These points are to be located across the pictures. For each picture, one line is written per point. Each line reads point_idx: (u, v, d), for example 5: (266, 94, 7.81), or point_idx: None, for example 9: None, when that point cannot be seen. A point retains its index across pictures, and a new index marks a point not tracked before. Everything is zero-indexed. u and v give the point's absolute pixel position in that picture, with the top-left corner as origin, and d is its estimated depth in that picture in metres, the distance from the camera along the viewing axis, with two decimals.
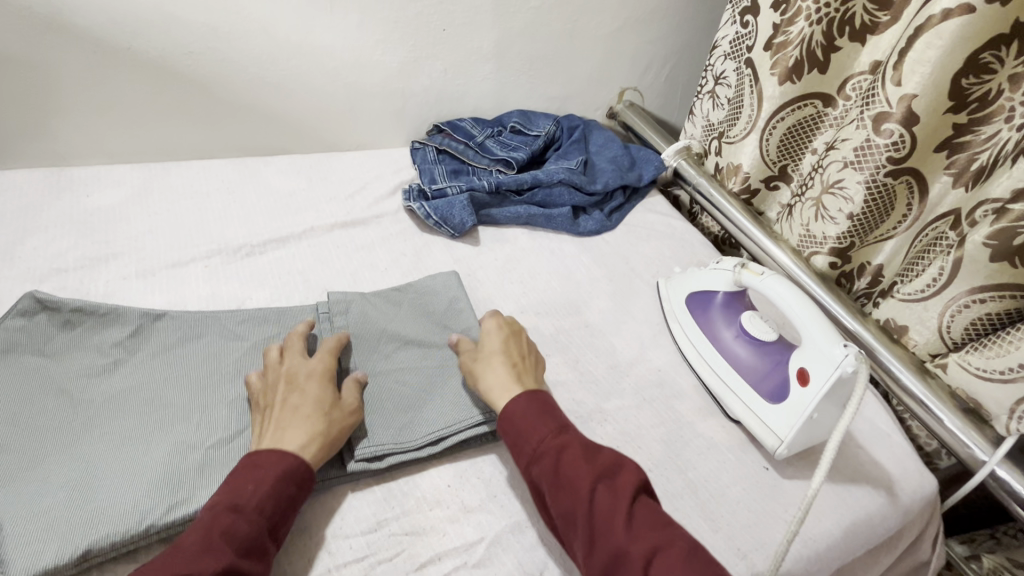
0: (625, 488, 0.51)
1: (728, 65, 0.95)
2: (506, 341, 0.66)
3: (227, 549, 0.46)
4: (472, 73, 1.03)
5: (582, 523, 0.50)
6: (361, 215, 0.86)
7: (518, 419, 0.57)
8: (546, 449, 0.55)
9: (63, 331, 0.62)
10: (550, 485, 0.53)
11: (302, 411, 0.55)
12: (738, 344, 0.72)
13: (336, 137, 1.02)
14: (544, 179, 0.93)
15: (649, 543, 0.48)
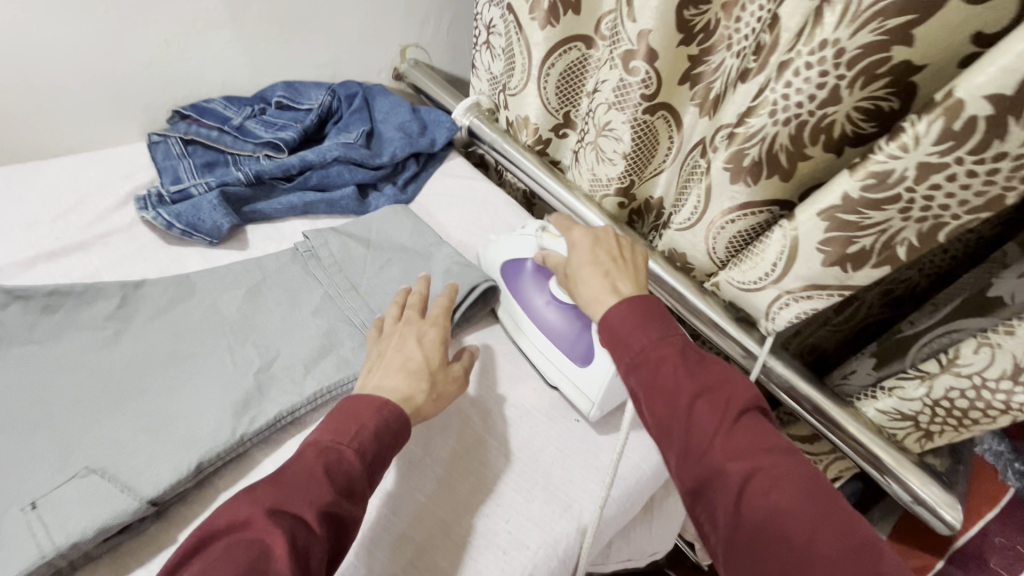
0: (734, 406, 0.48)
1: (494, 12, 0.91)
2: (596, 250, 0.63)
3: (331, 485, 0.46)
4: (206, 44, 0.86)
5: (677, 433, 0.49)
6: (76, 239, 0.69)
7: (618, 326, 0.55)
8: (643, 360, 0.52)
9: (46, 316, 0.58)
10: (646, 396, 0.51)
11: (410, 364, 0.58)
12: (548, 310, 0.70)
13: (39, 140, 0.81)
14: (315, 160, 0.82)
15: (751, 464, 0.45)
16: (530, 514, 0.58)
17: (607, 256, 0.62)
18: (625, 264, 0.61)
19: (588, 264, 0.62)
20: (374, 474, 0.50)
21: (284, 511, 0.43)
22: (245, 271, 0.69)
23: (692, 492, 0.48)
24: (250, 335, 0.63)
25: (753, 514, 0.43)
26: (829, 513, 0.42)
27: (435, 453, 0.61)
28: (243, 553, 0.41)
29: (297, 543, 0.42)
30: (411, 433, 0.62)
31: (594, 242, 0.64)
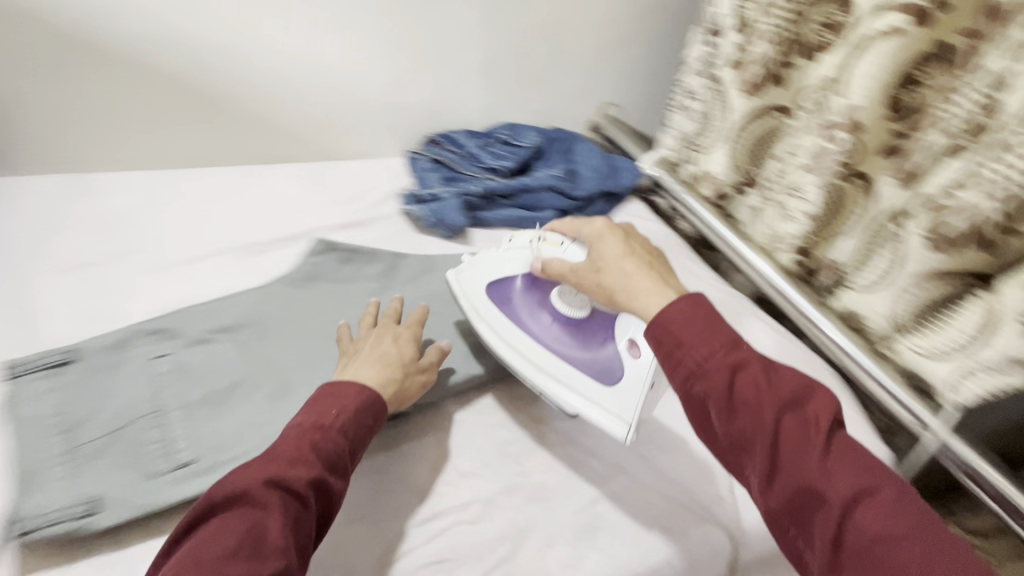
0: (823, 420, 0.45)
1: (698, 81, 1.04)
2: (630, 243, 0.60)
3: (316, 463, 0.49)
4: (463, 89, 1.10)
5: (761, 448, 0.45)
6: (362, 217, 0.93)
7: (678, 329, 0.50)
8: (718, 366, 0.48)
9: (345, 264, 0.80)
10: (719, 408, 0.47)
11: (385, 358, 0.61)
12: (553, 330, 0.69)
13: (337, 147, 1.05)
14: (532, 185, 1.02)
15: (850, 481, 0.42)
16: (693, 504, 0.65)
17: (637, 251, 0.60)
18: (661, 263, 0.59)
19: (626, 255, 0.59)
20: (355, 452, 0.53)
21: (281, 483, 0.46)
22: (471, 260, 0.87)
23: (782, 512, 0.44)
24: None
25: (859, 535, 0.40)
26: (938, 534, 0.40)
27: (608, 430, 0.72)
28: (247, 520, 0.44)
29: (290, 513, 0.46)
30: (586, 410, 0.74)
31: (626, 235, 0.62)
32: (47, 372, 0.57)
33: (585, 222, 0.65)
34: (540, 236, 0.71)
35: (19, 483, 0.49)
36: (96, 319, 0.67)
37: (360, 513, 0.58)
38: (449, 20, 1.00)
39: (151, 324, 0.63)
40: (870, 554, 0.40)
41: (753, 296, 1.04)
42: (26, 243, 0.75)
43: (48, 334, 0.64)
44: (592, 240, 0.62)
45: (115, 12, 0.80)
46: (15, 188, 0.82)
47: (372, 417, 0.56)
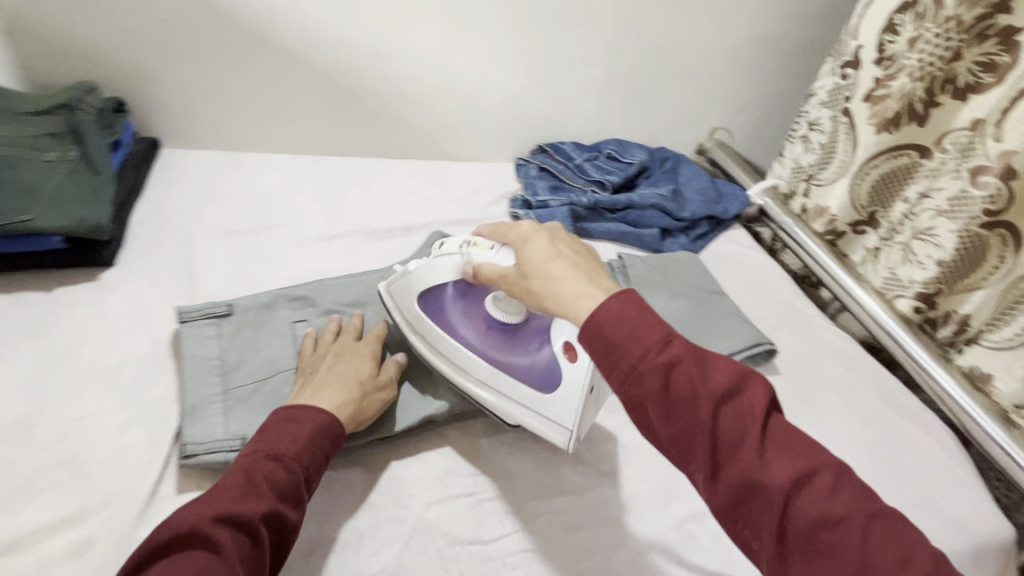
0: (758, 408, 0.41)
1: (824, 112, 1.00)
2: (555, 244, 0.53)
3: (270, 493, 0.45)
4: (579, 103, 1.13)
5: (700, 445, 0.41)
6: (473, 216, 0.98)
7: (612, 331, 0.44)
8: (649, 366, 0.43)
9: None
10: (657, 407, 0.42)
11: (343, 377, 0.57)
12: (490, 341, 0.62)
13: (455, 149, 1.11)
14: (638, 202, 1.03)
15: (792, 468, 0.38)
16: None
17: (567, 252, 0.52)
18: (591, 261, 0.52)
19: (554, 257, 0.52)
20: (310, 482, 0.49)
21: (233, 519, 0.42)
22: None
23: (727, 510, 0.40)
24: None
25: (804, 522, 0.37)
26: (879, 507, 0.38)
27: None
28: (199, 560, 0.39)
29: (241, 552, 0.41)
30: None
31: (558, 237, 0.54)
32: (209, 322, 0.64)
33: (511, 225, 0.57)
34: (465, 242, 0.61)
35: (184, 414, 0.56)
36: (246, 281, 0.75)
37: (457, 491, 0.57)
38: (577, 35, 1.03)
39: (292, 292, 0.70)
40: (818, 541, 0.37)
41: (861, 338, 1.00)
42: (189, 208, 0.84)
43: (205, 290, 0.72)
44: (523, 242, 0.55)
45: (287, 21, 0.87)
46: (183, 160, 0.93)
47: (335, 437, 0.53)
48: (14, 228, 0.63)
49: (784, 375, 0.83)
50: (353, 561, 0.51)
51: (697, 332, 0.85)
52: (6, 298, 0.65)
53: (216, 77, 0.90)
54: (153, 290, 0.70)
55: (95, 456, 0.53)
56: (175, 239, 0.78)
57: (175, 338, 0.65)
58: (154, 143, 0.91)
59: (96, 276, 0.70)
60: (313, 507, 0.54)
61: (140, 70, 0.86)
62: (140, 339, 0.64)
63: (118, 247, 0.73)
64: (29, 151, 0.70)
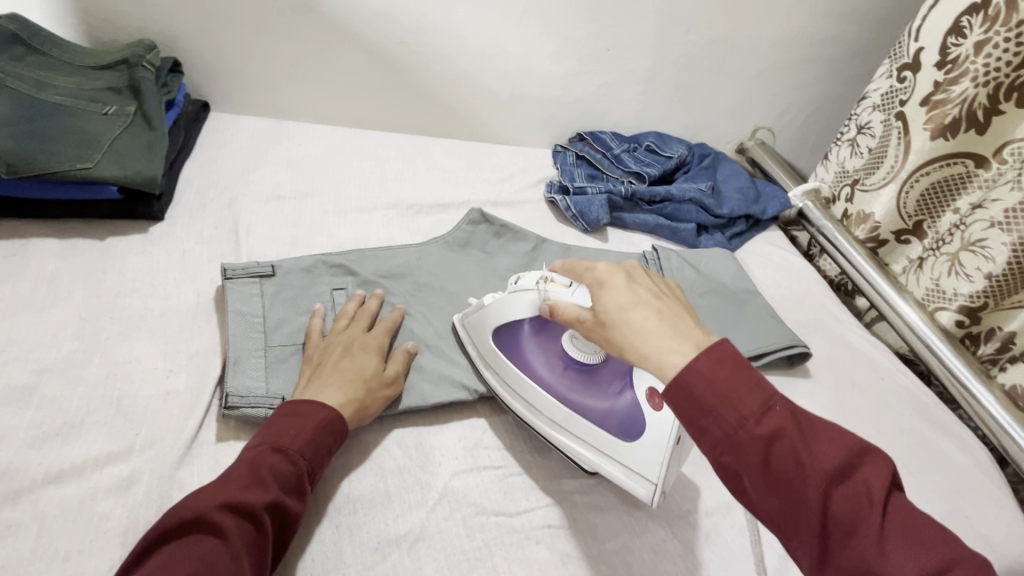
0: (874, 489, 0.38)
1: (875, 115, 0.98)
2: (633, 288, 0.49)
3: (272, 486, 0.44)
4: (622, 93, 1.11)
5: (806, 523, 0.39)
6: (509, 198, 0.98)
7: (707, 398, 0.41)
8: (750, 440, 0.40)
9: (494, 238, 0.85)
10: (758, 483, 0.40)
11: (349, 374, 0.56)
12: (566, 383, 0.60)
13: (494, 132, 1.11)
14: (676, 195, 1.01)
15: (914, 560, 0.36)
16: None
17: (647, 297, 0.48)
18: (676, 308, 0.48)
19: (633, 304, 0.48)
20: (314, 474, 0.49)
21: (240, 508, 0.41)
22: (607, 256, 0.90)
23: None
24: None
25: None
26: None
27: None
28: (206, 547, 0.38)
29: (246, 539, 0.40)
30: None
31: (637, 278, 0.50)
32: (252, 280, 0.66)
33: (586, 266, 0.53)
34: (541, 279, 0.59)
35: (226, 366, 0.58)
36: (287, 245, 0.76)
37: (484, 464, 0.58)
38: (627, 23, 1.01)
39: (331, 258, 0.71)
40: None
41: (898, 350, 0.98)
42: (235, 170, 0.85)
43: (249, 250, 0.73)
44: (599, 284, 0.50)
45: None
46: (231, 124, 0.95)
47: (335, 434, 0.51)
48: (74, 175, 0.65)
49: (816, 379, 0.82)
50: (381, 522, 0.51)
51: (727, 329, 0.83)
52: (61, 243, 0.67)
53: (268, 44, 0.91)
54: (199, 247, 0.72)
55: (141, 399, 0.55)
56: (222, 199, 0.80)
57: (219, 294, 0.66)
58: (203, 105, 0.93)
59: (145, 229, 0.72)
60: (345, 466, 0.55)
61: (195, 32, 0.88)
62: (186, 293, 0.66)
63: (167, 203, 0.75)
64: (91, 104, 0.72)
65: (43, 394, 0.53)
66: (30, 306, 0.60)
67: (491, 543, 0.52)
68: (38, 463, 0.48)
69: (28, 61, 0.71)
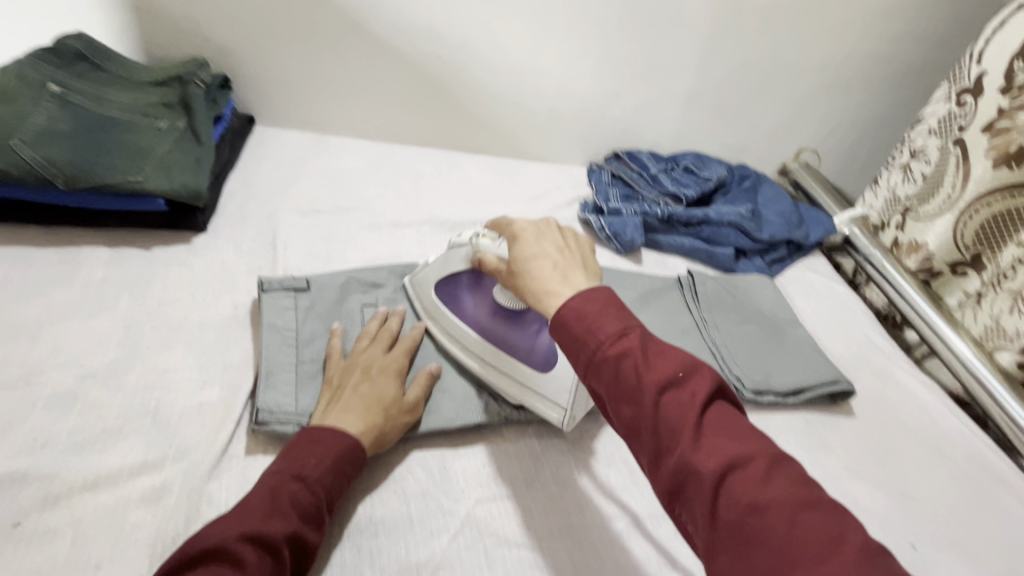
0: (699, 396, 0.40)
1: (932, 141, 0.94)
2: (540, 241, 0.54)
3: (291, 516, 0.44)
4: (661, 113, 1.10)
5: (643, 430, 0.41)
6: (542, 217, 0.97)
7: (573, 325, 0.45)
8: (603, 359, 0.43)
9: None
10: (612, 398, 0.43)
11: (367, 399, 0.55)
12: (497, 326, 0.65)
13: (530, 149, 1.11)
14: (714, 218, 0.98)
15: (724, 455, 0.38)
16: None
17: (552, 249, 0.53)
18: (577, 256, 0.52)
19: (538, 256, 0.52)
20: (333, 503, 0.49)
21: (259, 539, 0.41)
22: (640, 280, 0.88)
23: (666, 494, 0.40)
24: None
25: (732, 508, 0.36)
26: (816, 499, 0.35)
27: None
28: None
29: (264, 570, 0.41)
30: None
31: (550, 234, 0.55)
32: (287, 294, 0.67)
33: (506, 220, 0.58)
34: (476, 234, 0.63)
35: (258, 380, 0.58)
36: (322, 259, 0.77)
37: (508, 493, 0.57)
38: (669, 42, 1.00)
39: (364, 275, 0.72)
40: (743, 528, 0.35)
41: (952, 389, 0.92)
42: (275, 184, 0.87)
43: (285, 263, 0.75)
44: (515, 238, 0.55)
45: (383, 14, 0.90)
46: (274, 137, 0.97)
47: (355, 462, 0.51)
48: (125, 187, 0.68)
49: (860, 418, 0.78)
50: (402, 548, 0.51)
51: (765, 361, 0.80)
52: (111, 251, 0.70)
53: (313, 62, 0.94)
54: (238, 258, 0.74)
55: (176, 409, 0.56)
56: (262, 212, 0.82)
57: (255, 306, 0.68)
58: (249, 119, 0.96)
59: (188, 240, 0.74)
60: (368, 488, 0.54)
61: (245, 49, 0.91)
62: (223, 304, 0.67)
63: (210, 215, 0.77)
64: (144, 118, 0.75)
65: (85, 399, 0.55)
66: (79, 312, 0.62)
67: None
68: (76, 469, 0.49)
69: (90, 77, 0.75)
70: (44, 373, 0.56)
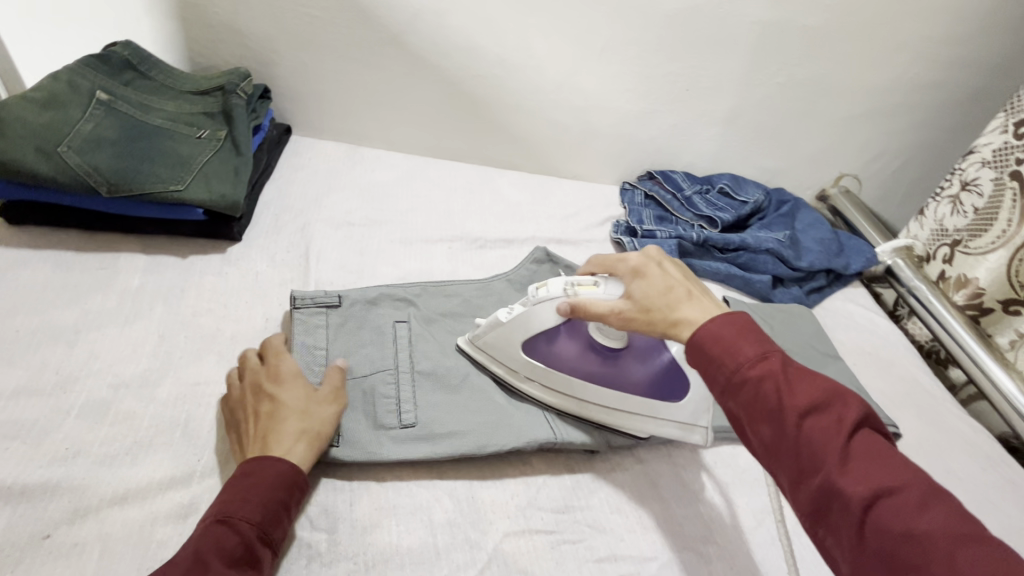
0: (845, 423, 0.40)
1: (984, 172, 0.90)
2: (664, 275, 0.53)
3: (216, 562, 0.41)
4: (699, 133, 1.07)
5: (784, 452, 0.41)
6: (574, 236, 0.96)
7: (710, 347, 0.46)
8: (742, 380, 0.44)
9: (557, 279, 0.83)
10: (751, 418, 0.43)
11: (275, 416, 0.51)
12: (604, 367, 0.62)
13: (562, 166, 1.10)
14: (752, 244, 0.96)
15: (873, 480, 0.38)
16: None
17: (679, 280, 0.53)
18: (702, 290, 0.53)
19: (670, 287, 0.52)
20: (269, 536, 0.45)
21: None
22: None
23: (807, 514, 0.41)
24: None
25: (883, 534, 0.36)
26: (972, 530, 0.35)
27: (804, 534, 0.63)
28: None
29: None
30: None
31: (666, 266, 0.55)
32: (319, 308, 0.66)
33: (617, 258, 0.57)
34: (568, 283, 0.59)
35: None
36: (354, 273, 0.77)
37: (538, 527, 0.55)
38: (711, 63, 0.98)
39: (396, 291, 0.71)
40: (898, 555, 0.35)
41: (1001, 435, 0.87)
42: (310, 195, 0.88)
43: (317, 276, 0.75)
44: (637, 275, 0.54)
45: (424, 29, 0.90)
46: (310, 148, 0.98)
47: (300, 471, 0.49)
48: (166, 197, 0.68)
49: None
50: None
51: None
52: (148, 258, 0.71)
53: (353, 74, 0.94)
54: (272, 270, 0.74)
55: (206, 423, 0.55)
56: (296, 223, 0.82)
57: (287, 320, 0.67)
58: (287, 129, 0.97)
59: (223, 249, 0.74)
60: (395, 514, 0.53)
61: (287, 60, 0.92)
62: (256, 316, 0.67)
63: (245, 225, 0.77)
64: (187, 127, 0.76)
65: (117, 409, 0.55)
66: (114, 319, 0.63)
67: None
68: (106, 482, 0.49)
69: (136, 84, 0.76)
70: (79, 381, 0.56)
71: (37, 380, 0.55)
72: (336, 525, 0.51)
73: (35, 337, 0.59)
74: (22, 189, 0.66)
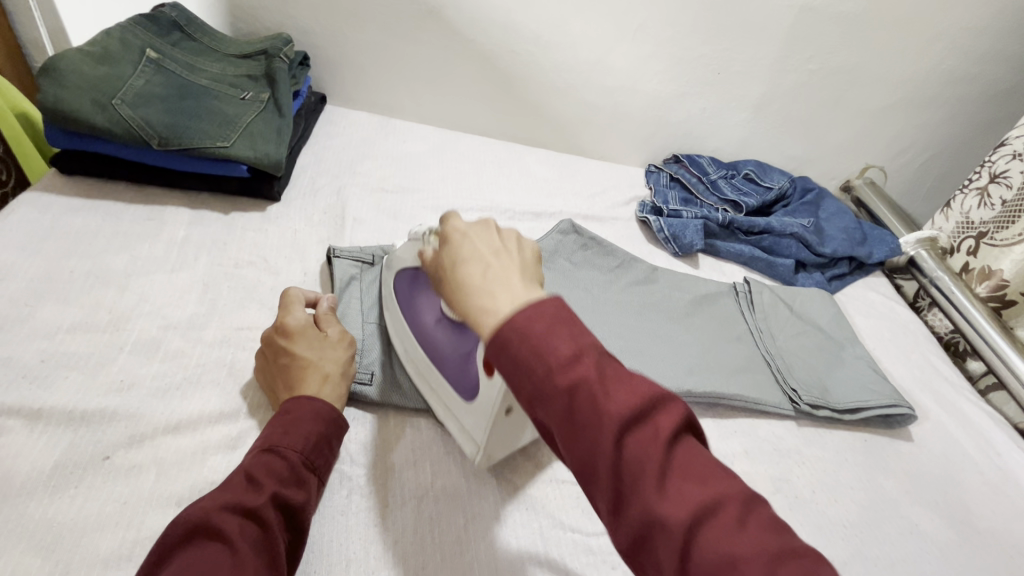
0: (663, 433, 0.32)
1: (1015, 165, 0.90)
2: (473, 240, 0.41)
3: (267, 483, 0.43)
4: (727, 119, 1.08)
5: (603, 477, 0.32)
6: (599, 213, 0.97)
7: (515, 348, 0.34)
8: (550, 386, 0.33)
9: (581, 251, 0.87)
10: (564, 433, 0.33)
11: (296, 369, 0.53)
12: (441, 330, 0.57)
13: (588, 147, 1.11)
14: (776, 228, 0.97)
15: (694, 502, 0.30)
16: None
17: (489, 253, 0.40)
18: (522, 264, 0.40)
19: (468, 260, 0.40)
20: (314, 464, 0.48)
21: (240, 506, 0.41)
22: (696, 284, 0.87)
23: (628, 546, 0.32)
24: (692, 331, 0.80)
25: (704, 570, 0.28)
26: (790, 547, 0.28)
27: (822, 507, 0.64)
28: (211, 551, 0.37)
29: (252, 539, 0.39)
30: (800, 472, 0.68)
31: (488, 231, 0.42)
32: (354, 264, 0.69)
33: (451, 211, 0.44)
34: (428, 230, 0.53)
35: None
36: (387, 236, 0.79)
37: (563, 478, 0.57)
38: (745, 47, 0.98)
39: None
40: None
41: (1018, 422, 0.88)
42: (345, 161, 0.90)
43: (352, 237, 0.77)
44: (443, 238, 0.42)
45: (463, 4, 0.92)
46: (344, 118, 1.00)
47: (335, 409, 0.52)
48: (214, 153, 0.71)
49: (921, 443, 0.75)
50: (458, 517, 0.52)
51: (821, 376, 0.78)
52: (192, 213, 0.73)
53: (391, 46, 0.96)
54: (308, 228, 0.76)
55: (250, 366, 0.58)
56: (332, 186, 0.84)
57: (325, 273, 0.70)
58: (321, 98, 0.99)
59: (263, 208, 0.77)
60: (428, 457, 0.56)
61: (328, 31, 0.94)
62: (294, 271, 0.70)
63: (284, 185, 0.79)
64: (231, 88, 0.78)
65: (167, 348, 0.57)
66: (161, 267, 0.65)
67: (565, 559, 0.51)
68: (159, 412, 0.52)
69: (182, 46, 0.78)
70: (131, 320, 0.59)
71: (91, 318, 0.58)
72: (374, 463, 0.54)
73: (89, 280, 0.62)
74: (78, 140, 0.69)
